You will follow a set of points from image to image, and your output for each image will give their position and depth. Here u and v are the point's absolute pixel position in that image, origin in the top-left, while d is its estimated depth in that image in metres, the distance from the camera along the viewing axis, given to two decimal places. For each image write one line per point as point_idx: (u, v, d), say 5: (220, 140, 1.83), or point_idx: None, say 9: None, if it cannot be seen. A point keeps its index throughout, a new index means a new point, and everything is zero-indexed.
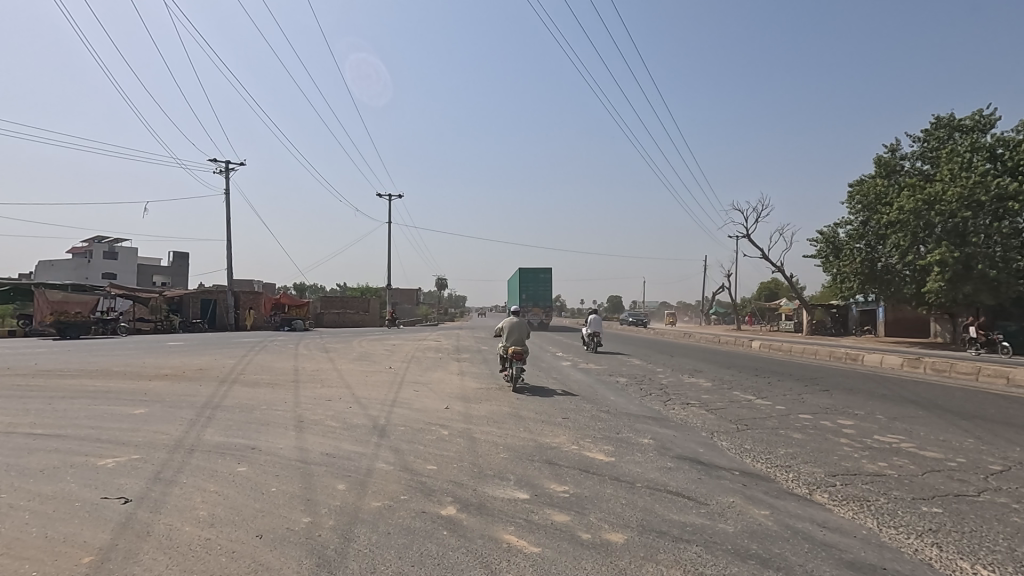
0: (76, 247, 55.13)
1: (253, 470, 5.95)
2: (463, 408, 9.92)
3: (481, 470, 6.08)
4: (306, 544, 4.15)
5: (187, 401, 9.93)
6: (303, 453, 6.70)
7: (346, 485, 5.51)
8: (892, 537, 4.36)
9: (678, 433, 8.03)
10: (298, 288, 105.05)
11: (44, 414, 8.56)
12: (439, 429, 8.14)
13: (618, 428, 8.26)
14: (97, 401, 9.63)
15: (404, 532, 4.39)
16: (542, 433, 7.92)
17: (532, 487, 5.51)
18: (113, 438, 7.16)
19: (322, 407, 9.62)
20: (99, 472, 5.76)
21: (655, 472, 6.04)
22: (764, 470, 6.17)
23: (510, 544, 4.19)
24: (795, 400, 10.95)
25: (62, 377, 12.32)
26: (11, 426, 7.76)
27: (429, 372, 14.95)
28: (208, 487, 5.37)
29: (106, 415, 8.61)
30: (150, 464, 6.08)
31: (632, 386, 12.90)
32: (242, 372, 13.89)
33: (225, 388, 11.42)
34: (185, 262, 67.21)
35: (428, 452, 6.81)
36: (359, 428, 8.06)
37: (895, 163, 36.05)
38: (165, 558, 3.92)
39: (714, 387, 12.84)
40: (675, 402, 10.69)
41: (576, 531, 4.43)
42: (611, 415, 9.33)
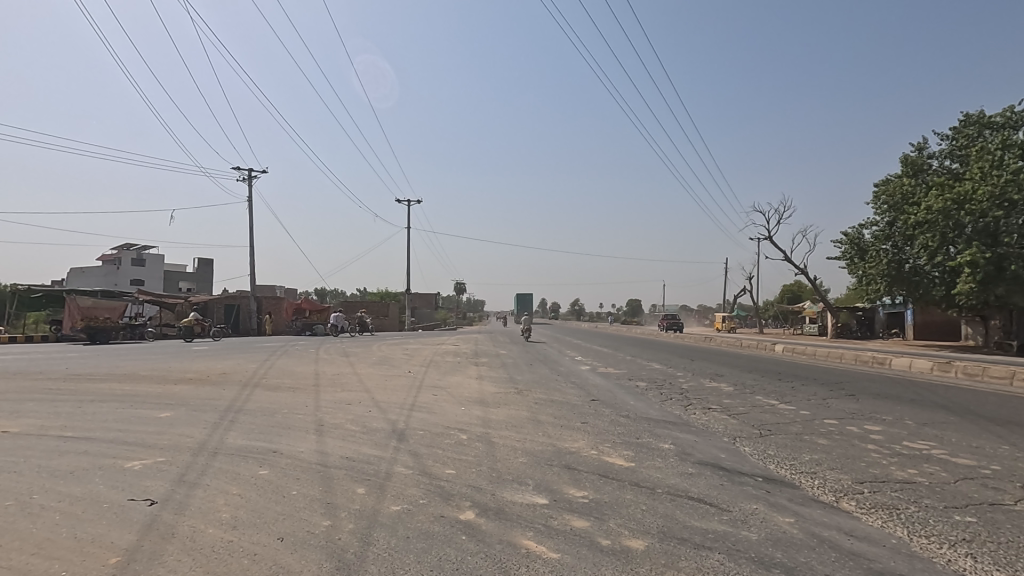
0: (106, 254, 56.54)
1: (274, 474, 6.00)
2: (481, 412, 9.90)
3: (500, 475, 6.04)
4: (325, 547, 4.17)
5: (210, 404, 10.08)
6: (323, 456, 6.76)
7: (364, 489, 5.53)
8: (923, 547, 4.22)
9: (700, 439, 7.89)
10: (319, 292, 107.73)
11: (73, 417, 8.77)
12: (459, 433, 8.13)
13: (639, 434, 8.15)
14: (123, 405, 9.83)
15: (423, 537, 4.38)
16: (561, 438, 7.88)
17: (550, 492, 5.46)
18: (138, 441, 7.32)
19: (343, 412, 9.68)
20: (126, 475, 5.88)
21: (676, 478, 5.94)
22: (789, 477, 6.03)
23: (530, 550, 4.16)
24: (820, 405, 10.69)
25: (93, 381, 12.66)
26: (42, 429, 7.97)
27: (447, 377, 14.97)
28: (231, 490, 5.44)
29: (131, 418, 8.80)
30: (175, 466, 6.21)
31: (652, 391, 12.78)
32: (264, 377, 14.03)
33: (247, 392, 11.65)
34: (210, 267, 68.61)
35: (447, 456, 6.84)
36: (378, 432, 8.12)
37: (922, 162, 35.20)
38: (189, 560, 3.97)
39: (736, 391, 12.62)
40: (696, 407, 10.51)
41: (596, 538, 4.37)
42: (631, 420, 9.23)
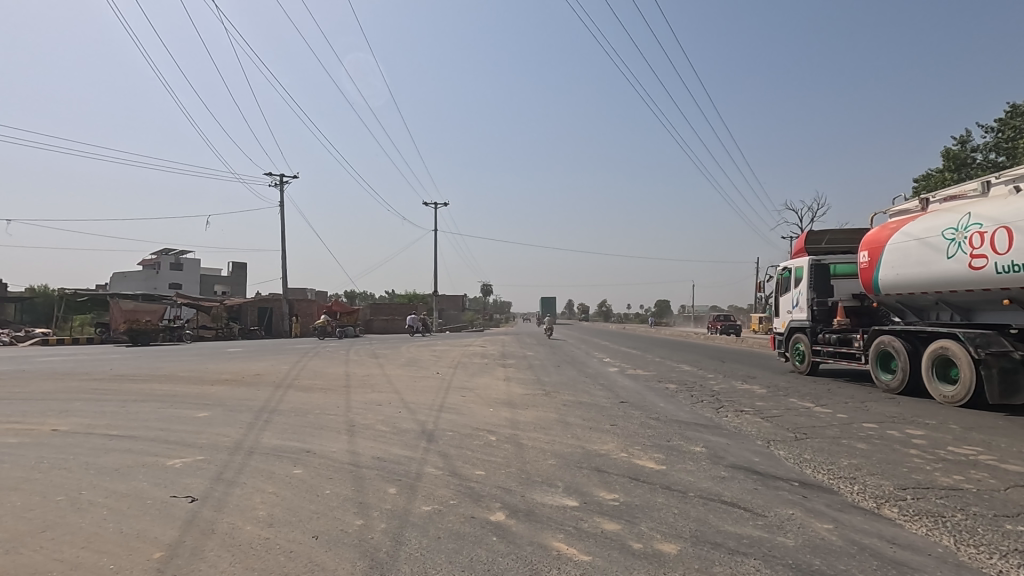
0: (146, 258, 58.63)
1: (308, 473, 6.12)
2: (510, 414, 9.92)
3: (530, 477, 6.03)
4: (359, 546, 4.24)
5: (245, 405, 10.37)
6: (354, 456, 6.87)
7: (396, 490, 5.60)
8: (971, 557, 4.06)
9: (732, 442, 7.74)
10: (349, 295, 109.77)
11: (117, 416, 9.14)
12: (487, 435, 8.16)
13: (669, 436, 8.06)
14: (164, 405, 10.20)
15: (454, 537, 4.41)
16: (590, 440, 7.84)
17: (581, 495, 5.43)
18: (179, 440, 7.57)
19: (373, 412, 9.82)
20: (167, 473, 6.08)
21: (708, 482, 5.84)
22: (826, 482, 5.87)
23: (561, 552, 4.15)
24: (858, 409, 10.38)
25: (136, 381, 13.17)
26: (90, 427, 8.33)
27: (475, 378, 15.05)
28: (267, 488, 5.57)
29: (172, 417, 9.12)
30: (213, 465, 6.38)
31: (682, 393, 12.59)
32: (296, 377, 14.36)
33: (280, 392, 11.96)
34: (244, 271, 70.54)
35: (476, 457, 6.88)
36: (408, 433, 8.22)
37: (966, 156, 33.80)
38: (228, 556, 4.08)
39: (770, 394, 12.35)
40: (728, 410, 10.32)
41: (628, 541, 4.33)
42: (661, 422, 9.13)
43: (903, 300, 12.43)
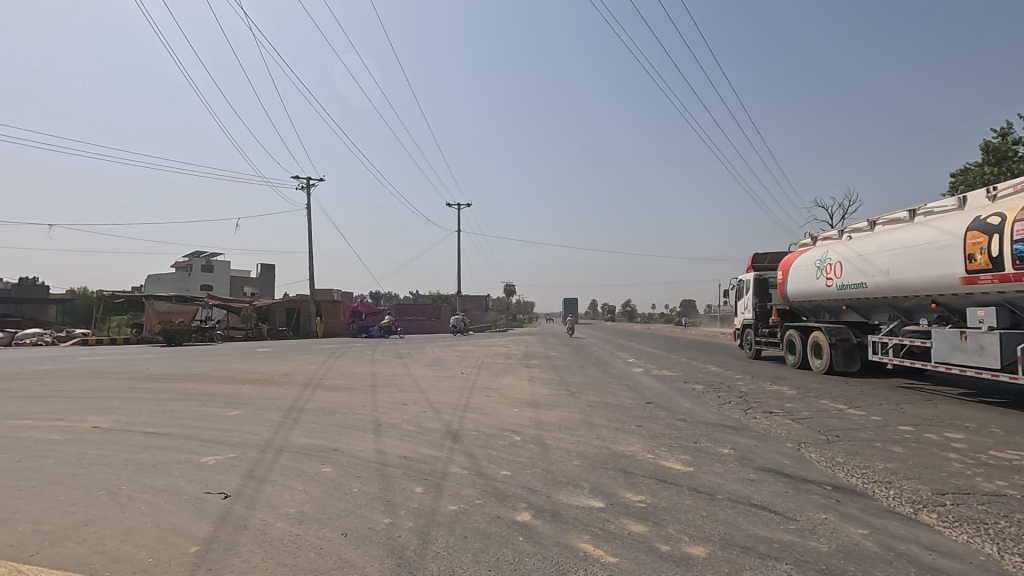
0: (179, 261, 60.23)
1: (336, 471, 6.22)
2: (534, 414, 9.92)
3: (555, 477, 6.03)
4: (387, 544, 4.29)
5: (275, 404, 10.59)
6: (381, 455, 6.96)
7: (422, 489, 5.64)
8: (1016, 566, 3.90)
9: (761, 444, 7.60)
10: (374, 296, 110.99)
11: (153, 414, 9.43)
12: (512, 435, 8.17)
13: (696, 438, 7.95)
14: (197, 404, 10.48)
15: (480, 537, 4.43)
16: (615, 441, 7.79)
17: (606, 496, 5.41)
18: (212, 438, 7.77)
19: (399, 412, 9.94)
20: (201, 469, 6.26)
21: (736, 485, 5.74)
22: (860, 486, 5.72)
23: (587, 553, 4.13)
24: (893, 411, 10.08)
25: (171, 381, 13.56)
26: (128, 425, 8.61)
27: (500, 378, 15.09)
28: (297, 486, 5.68)
29: (205, 416, 9.36)
30: (245, 462, 6.55)
31: (708, 394, 12.43)
32: (323, 377, 14.60)
33: (309, 391, 12.17)
34: (273, 272, 71.98)
35: (501, 457, 6.90)
36: (433, 432, 8.29)
37: (1008, 148, 32.43)
38: (260, 551, 4.18)
39: (800, 395, 12.08)
40: (757, 411, 10.13)
41: (655, 543, 4.29)
42: (688, 424, 9.01)
43: (806, 303, 17.46)
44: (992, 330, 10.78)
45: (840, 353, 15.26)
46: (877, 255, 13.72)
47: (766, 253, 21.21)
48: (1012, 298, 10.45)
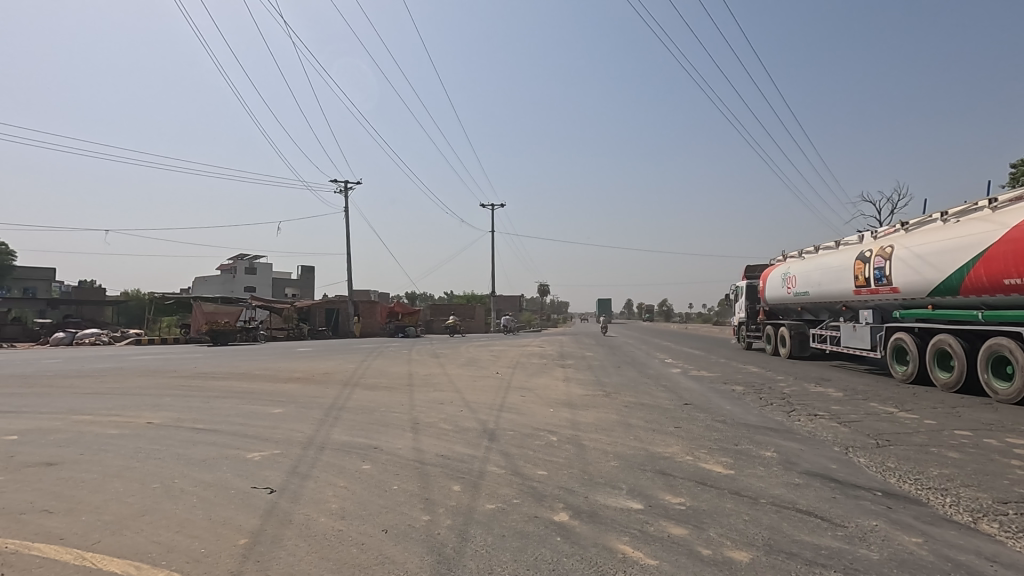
0: (224, 263, 62.41)
1: (376, 469, 6.35)
2: (570, 414, 9.88)
3: (592, 478, 5.99)
4: (426, 541, 4.35)
5: (316, 402, 10.87)
6: (419, 453, 7.06)
7: (460, 487, 5.71)
8: None
9: (806, 447, 7.37)
10: (410, 296, 112.44)
11: (202, 411, 9.81)
12: (548, 435, 8.15)
13: (737, 440, 7.77)
14: (243, 401, 10.84)
15: (518, 536, 4.45)
16: (653, 442, 7.68)
17: (645, 497, 5.34)
18: (258, 434, 8.05)
19: (436, 411, 10.08)
20: (247, 465, 6.48)
21: (781, 489, 5.59)
22: (913, 493, 5.48)
23: (626, 555, 4.09)
24: (949, 415, 9.60)
25: (218, 379, 14.08)
26: (179, 421, 8.99)
27: (535, 378, 15.09)
28: (338, 482, 5.82)
29: (250, 413, 9.69)
30: (289, 459, 6.75)
31: (749, 395, 12.13)
32: (362, 376, 14.90)
33: (347, 390, 12.46)
34: (312, 274, 73.83)
35: (538, 457, 6.90)
36: (470, 432, 8.36)
37: None
38: (305, 545, 4.30)
39: (847, 397, 11.64)
40: (801, 413, 9.82)
41: (696, 547, 4.22)
42: (728, 425, 8.81)
43: (777, 305, 22.03)
44: (867, 324, 15.56)
45: (795, 341, 20.21)
46: (813, 270, 18.23)
47: (756, 265, 25.88)
48: (882, 305, 15.14)
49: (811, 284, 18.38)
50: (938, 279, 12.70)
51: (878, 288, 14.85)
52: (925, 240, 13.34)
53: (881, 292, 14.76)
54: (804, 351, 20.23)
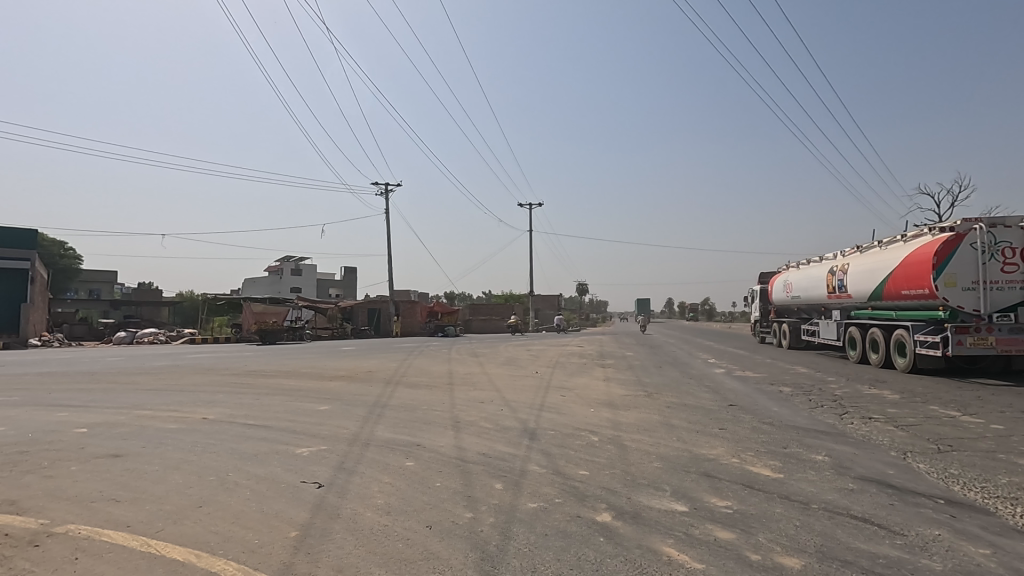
0: (272, 265, 64.71)
1: (419, 466, 6.47)
2: (611, 414, 9.82)
3: (635, 479, 5.92)
4: (469, 538, 4.40)
5: (360, 400, 11.14)
6: (460, 451, 7.14)
7: (502, 485, 5.74)
8: None
9: (860, 451, 7.07)
10: (449, 296, 113.50)
11: (253, 408, 10.22)
12: (589, 435, 8.12)
13: (785, 443, 7.53)
14: (290, 398, 11.23)
15: (560, 535, 4.44)
16: (697, 443, 7.53)
17: (690, 500, 5.24)
18: (306, 430, 8.33)
19: (476, 409, 10.18)
20: (296, 459, 6.72)
21: (834, 494, 5.38)
22: (978, 502, 5.19)
23: (671, 558, 4.03)
24: (1019, 420, 9.01)
25: (267, 377, 14.62)
26: (232, 417, 9.38)
27: (575, 378, 15.03)
28: (383, 478, 5.96)
29: (299, 410, 10.04)
30: (335, 454, 6.95)
31: (798, 396, 11.72)
32: (404, 375, 15.18)
33: (390, 388, 12.71)
34: (355, 274, 75.57)
35: (579, 457, 6.87)
36: (510, 430, 8.40)
37: None
38: (352, 539, 4.41)
39: (905, 400, 11.09)
40: (854, 416, 9.43)
41: (744, 551, 4.11)
42: (775, 427, 8.55)
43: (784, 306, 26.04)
44: (837, 321, 19.75)
45: (794, 336, 24.18)
46: (804, 279, 22.33)
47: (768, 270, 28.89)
48: (848, 306, 19.35)
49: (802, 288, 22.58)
50: (871, 288, 17.01)
51: (841, 294, 19.10)
52: (882, 255, 16.78)
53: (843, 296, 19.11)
54: (800, 342, 24.42)
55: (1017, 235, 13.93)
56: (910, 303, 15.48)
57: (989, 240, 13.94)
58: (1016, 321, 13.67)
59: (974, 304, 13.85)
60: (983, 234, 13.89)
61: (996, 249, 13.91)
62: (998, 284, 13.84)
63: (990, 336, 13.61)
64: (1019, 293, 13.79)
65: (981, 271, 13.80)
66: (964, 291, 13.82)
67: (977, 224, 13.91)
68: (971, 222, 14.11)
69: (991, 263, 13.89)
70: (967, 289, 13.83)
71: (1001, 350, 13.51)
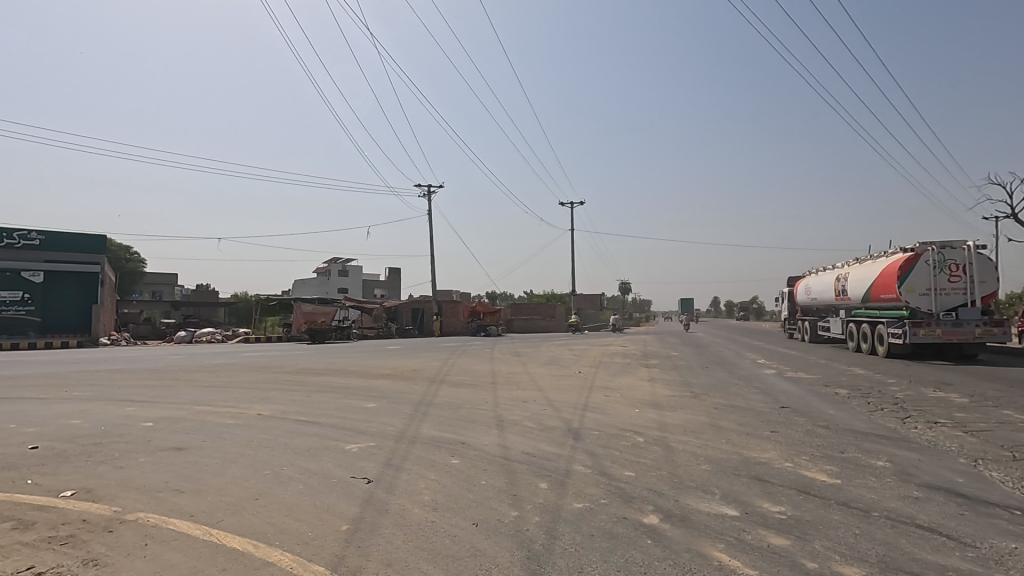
0: (320, 266, 66.88)
1: (464, 464, 6.54)
2: (656, 415, 9.66)
3: (682, 481, 5.80)
4: (515, 537, 4.42)
5: (405, 398, 11.36)
6: (505, 450, 7.18)
7: (547, 485, 5.73)
8: None
9: (925, 457, 6.70)
10: (491, 296, 114.02)
11: (304, 405, 10.58)
12: (634, 435, 8.02)
13: (842, 447, 7.22)
14: (339, 396, 11.55)
15: (607, 536, 4.41)
16: (748, 446, 7.31)
17: (741, 504, 5.09)
18: (354, 427, 8.56)
19: (520, 409, 10.21)
20: (346, 455, 6.92)
21: (897, 502, 5.11)
22: None
23: (722, 563, 3.93)
24: None
25: (317, 375, 15.08)
26: (284, 413, 9.73)
27: (619, 378, 14.86)
28: (430, 475, 6.06)
29: (347, 407, 10.32)
30: (383, 451, 7.11)
31: (856, 399, 11.20)
32: (448, 373, 15.37)
33: (435, 387, 12.89)
34: (399, 275, 76.99)
35: (624, 458, 6.78)
36: (554, 430, 8.38)
37: None
38: (401, 534, 4.51)
39: (975, 404, 10.42)
40: (917, 420, 8.94)
41: (800, 559, 3.97)
42: (831, 431, 8.22)
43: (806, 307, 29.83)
44: (843, 319, 23.61)
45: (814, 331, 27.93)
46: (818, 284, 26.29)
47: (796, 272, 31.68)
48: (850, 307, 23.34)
49: (819, 292, 26.11)
50: (860, 293, 21.50)
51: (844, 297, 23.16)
52: (870, 267, 21.15)
53: (846, 297, 23.01)
54: (818, 337, 28.23)
55: (960, 254, 18.45)
56: (887, 305, 20.03)
57: (938, 258, 18.45)
58: (956, 317, 18.18)
59: (929, 305, 18.32)
60: (934, 253, 18.38)
61: (946, 264, 18.38)
62: (947, 290, 18.31)
63: (939, 328, 17.92)
64: (960, 296, 18.28)
65: (934, 280, 18.26)
66: (921, 295, 18.33)
67: (931, 246, 18.35)
68: (927, 244, 18.59)
69: (940, 275, 18.38)
70: (924, 294, 18.31)
71: (945, 338, 17.82)
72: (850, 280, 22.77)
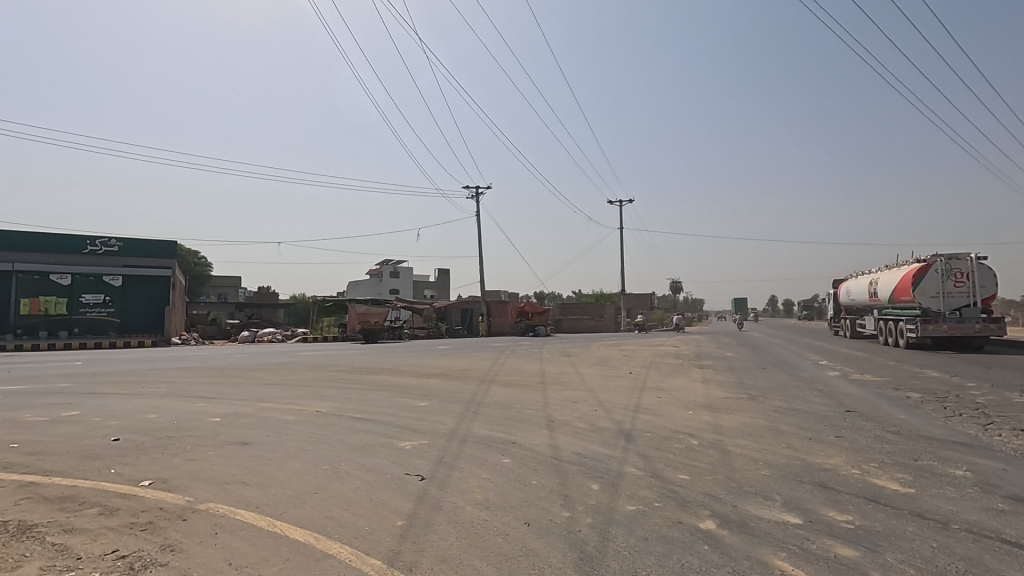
0: (373, 268, 68.77)
1: (515, 463, 6.56)
2: (711, 417, 9.39)
3: (741, 486, 5.61)
4: (568, 538, 4.39)
5: (456, 397, 11.51)
6: (555, 450, 7.16)
7: (598, 486, 5.68)
8: None
9: (1011, 467, 6.20)
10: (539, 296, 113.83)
11: (359, 402, 10.91)
12: (688, 438, 7.82)
13: (916, 454, 6.78)
14: (392, 394, 11.83)
15: (661, 540, 4.31)
16: (810, 451, 6.99)
17: (804, 512, 4.87)
18: (407, 425, 8.74)
19: (570, 409, 10.17)
20: (399, 452, 7.08)
21: (980, 515, 4.75)
22: None
23: (785, 572, 3.77)
24: None
25: (371, 373, 15.50)
26: (341, 411, 10.06)
27: (671, 379, 14.54)
28: (481, 474, 6.11)
29: (400, 405, 10.56)
30: (435, 449, 7.23)
31: (930, 403, 10.51)
32: (498, 373, 15.46)
33: (484, 386, 13.01)
34: (448, 276, 77.97)
35: (678, 460, 6.63)
36: (605, 431, 8.29)
37: None
38: (454, 531, 4.57)
39: None
40: (1000, 427, 8.31)
41: (870, 572, 3.75)
42: (902, 437, 7.75)
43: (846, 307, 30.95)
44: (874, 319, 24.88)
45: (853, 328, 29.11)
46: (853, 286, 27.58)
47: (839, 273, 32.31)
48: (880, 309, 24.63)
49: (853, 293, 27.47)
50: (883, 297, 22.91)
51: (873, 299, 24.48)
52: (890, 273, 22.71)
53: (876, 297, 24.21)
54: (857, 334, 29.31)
55: (966, 263, 20.02)
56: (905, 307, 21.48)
57: (946, 266, 20.06)
58: (961, 315, 19.58)
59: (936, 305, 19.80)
60: (942, 261, 20.01)
61: (952, 272, 19.97)
62: (954, 294, 19.81)
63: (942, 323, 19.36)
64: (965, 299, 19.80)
65: (941, 284, 19.80)
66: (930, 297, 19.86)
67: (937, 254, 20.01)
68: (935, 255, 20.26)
69: (946, 280, 19.95)
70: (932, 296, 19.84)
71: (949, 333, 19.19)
72: (878, 283, 24.13)
